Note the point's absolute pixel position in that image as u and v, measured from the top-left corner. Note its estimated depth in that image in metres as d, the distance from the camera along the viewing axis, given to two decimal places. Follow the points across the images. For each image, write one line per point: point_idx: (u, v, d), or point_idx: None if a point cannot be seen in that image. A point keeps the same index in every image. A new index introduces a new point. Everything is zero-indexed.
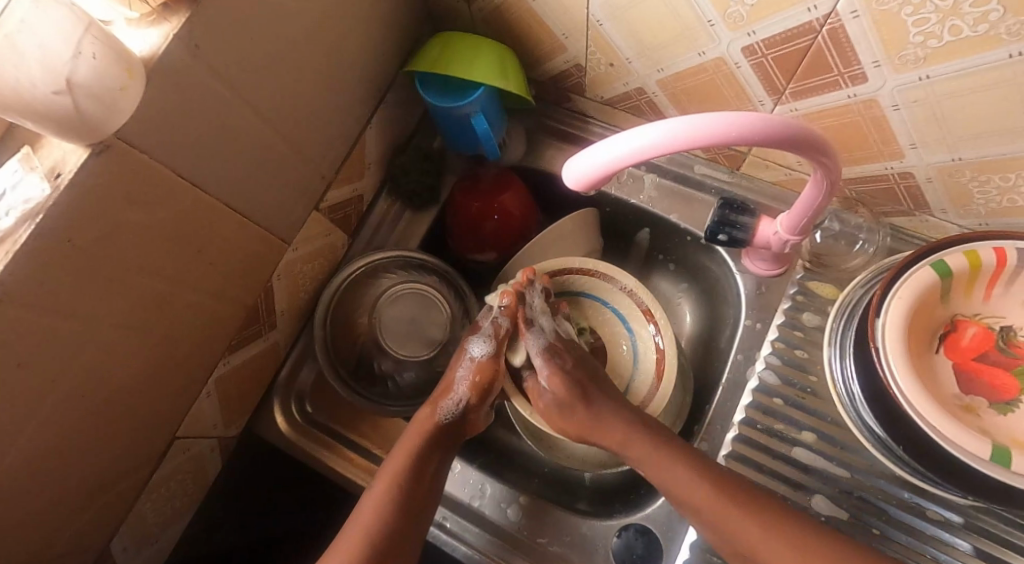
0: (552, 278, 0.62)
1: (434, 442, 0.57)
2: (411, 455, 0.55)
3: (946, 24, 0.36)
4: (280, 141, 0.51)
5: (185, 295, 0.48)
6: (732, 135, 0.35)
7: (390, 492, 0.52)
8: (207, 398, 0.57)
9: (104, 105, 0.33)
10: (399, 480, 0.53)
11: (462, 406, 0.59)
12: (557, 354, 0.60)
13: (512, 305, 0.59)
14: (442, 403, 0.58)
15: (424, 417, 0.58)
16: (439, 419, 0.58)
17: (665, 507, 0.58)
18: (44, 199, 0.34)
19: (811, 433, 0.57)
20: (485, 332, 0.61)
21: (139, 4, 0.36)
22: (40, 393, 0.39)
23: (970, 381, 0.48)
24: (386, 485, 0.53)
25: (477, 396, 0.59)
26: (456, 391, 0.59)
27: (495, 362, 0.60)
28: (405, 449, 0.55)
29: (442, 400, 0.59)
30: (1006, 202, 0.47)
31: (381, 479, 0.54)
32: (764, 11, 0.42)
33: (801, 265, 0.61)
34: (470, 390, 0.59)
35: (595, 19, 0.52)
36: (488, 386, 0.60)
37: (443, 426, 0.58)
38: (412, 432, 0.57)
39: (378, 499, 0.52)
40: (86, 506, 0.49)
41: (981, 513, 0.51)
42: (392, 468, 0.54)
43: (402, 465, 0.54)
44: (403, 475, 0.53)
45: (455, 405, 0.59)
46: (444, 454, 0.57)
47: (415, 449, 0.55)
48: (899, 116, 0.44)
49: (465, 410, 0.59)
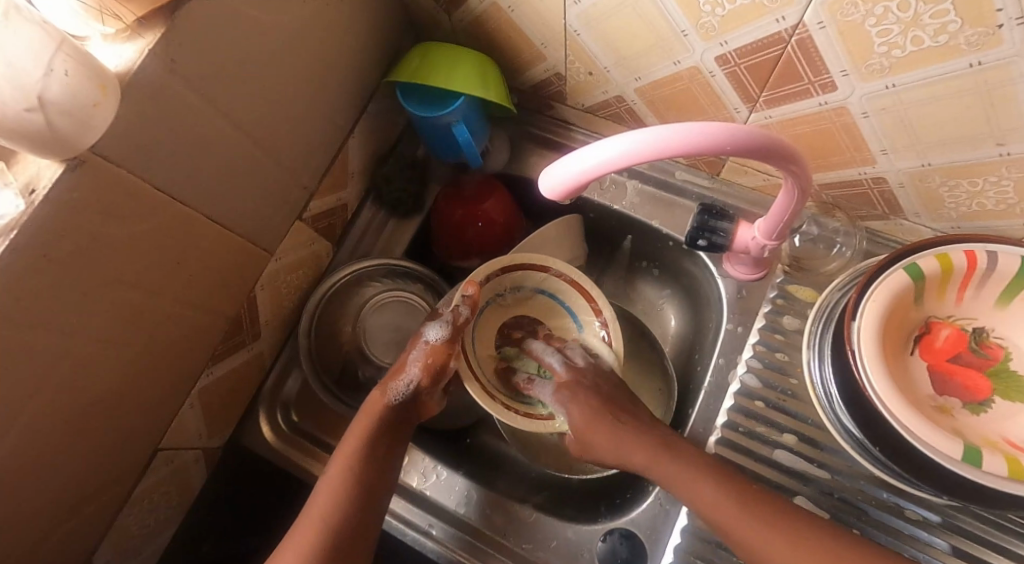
0: (507, 273, 0.60)
1: (387, 426, 0.56)
2: (364, 438, 0.54)
3: (909, 34, 0.37)
4: (260, 152, 0.51)
5: (165, 307, 0.48)
6: (700, 141, 0.36)
7: (343, 473, 0.53)
8: (190, 410, 0.56)
9: (78, 122, 0.33)
10: (353, 465, 0.53)
11: (413, 387, 0.57)
12: (569, 389, 0.57)
13: (476, 297, 0.57)
14: (392, 385, 0.57)
15: (376, 400, 0.57)
16: (390, 400, 0.56)
17: (650, 512, 0.59)
18: (18, 215, 0.34)
19: (792, 435, 0.57)
20: (442, 318, 0.57)
21: (113, 20, 0.36)
22: (18, 408, 0.39)
23: (944, 382, 0.48)
24: (339, 470, 0.53)
25: (430, 377, 0.57)
26: (407, 372, 0.57)
27: (450, 346, 0.57)
28: (360, 430, 0.55)
29: (393, 381, 0.57)
30: (975, 206, 0.48)
31: (336, 463, 0.53)
32: (734, 22, 0.43)
33: (781, 269, 0.62)
34: (421, 371, 0.57)
35: (572, 29, 0.53)
36: (443, 368, 0.57)
37: (394, 408, 0.56)
38: (365, 413, 0.56)
39: (335, 482, 0.52)
40: (65, 520, 0.49)
41: (959, 513, 0.52)
42: (347, 452, 0.54)
43: (355, 451, 0.54)
44: (355, 459, 0.53)
45: (407, 386, 0.57)
46: (397, 436, 0.56)
47: (367, 433, 0.55)
48: (869, 123, 0.45)
49: (417, 391, 0.57)
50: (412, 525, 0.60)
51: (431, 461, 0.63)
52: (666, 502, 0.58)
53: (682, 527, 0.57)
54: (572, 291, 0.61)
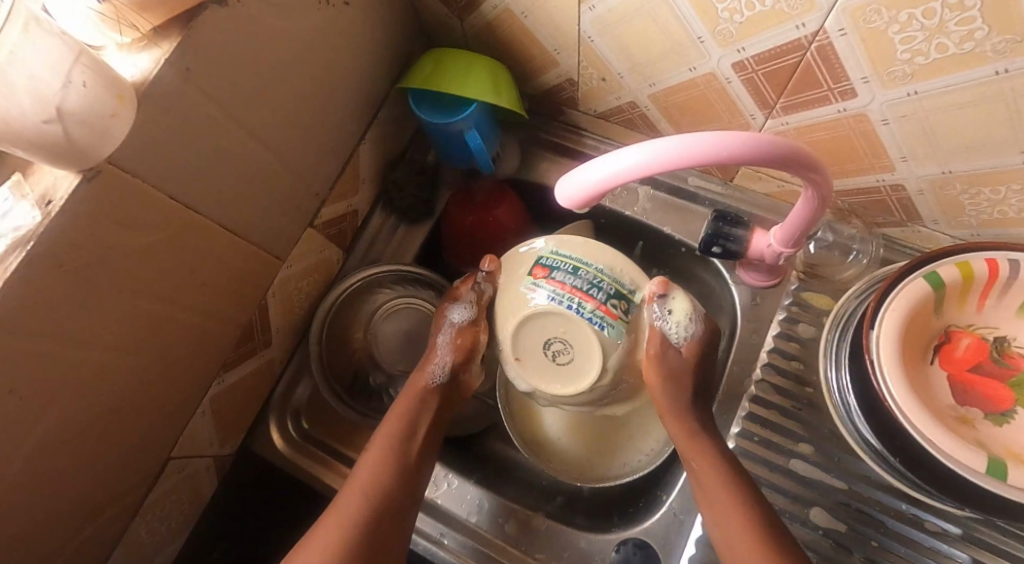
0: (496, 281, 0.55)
1: (425, 408, 0.58)
2: (403, 420, 0.56)
3: (933, 41, 0.36)
4: (273, 160, 0.51)
5: (178, 316, 0.48)
6: (724, 153, 0.35)
7: (382, 458, 0.53)
8: (202, 418, 0.56)
9: (95, 133, 0.33)
10: (391, 446, 0.54)
11: (449, 369, 0.60)
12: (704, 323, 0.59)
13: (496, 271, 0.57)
14: (428, 369, 0.59)
15: (416, 385, 0.59)
16: (429, 383, 0.59)
17: (663, 522, 0.58)
18: (35, 227, 0.34)
19: (808, 445, 0.56)
20: (465, 300, 0.59)
21: (129, 30, 0.36)
22: (32, 420, 0.39)
23: (965, 392, 0.48)
24: (380, 447, 0.54)
25: (458, 357, 0.60)
26: (441, 355, 0.60)
27: (476, 327, 0.60)
28: (396, 416, 0.56)
29: (429, 364, 0.60)
30: (997, 213, 0.47)
31: (376, 441, 0.55)
32: (752, 28, 0.42)
33: (796, 276, 0.61)
34: (451, 351, 0.60)
35: (587, 35, 0.52)
36: (466, 351, 0.60)
37: (432, 390, 0.59)
38: (405, 398, 0.58)
39: (375, 456, 0.53)
40: (78, 529, 0.49)
41: (978, 524, 0.51)
42: (382, 437, 0.55)
43: (395, 430, 0.55)
44: (393, 441, 0.54)
45: (441, 369, 0.59)
46: (435, 422, 0.58)
47: (406, 415, 0.56)
48: (889, 129, 0.44)
49: (453, 372, 0.60)
50: (424, 534, 0.60)
51: (442, 469, 0.63)
52: (680, 512, 0.58)
53: (697, 538, 0.56)
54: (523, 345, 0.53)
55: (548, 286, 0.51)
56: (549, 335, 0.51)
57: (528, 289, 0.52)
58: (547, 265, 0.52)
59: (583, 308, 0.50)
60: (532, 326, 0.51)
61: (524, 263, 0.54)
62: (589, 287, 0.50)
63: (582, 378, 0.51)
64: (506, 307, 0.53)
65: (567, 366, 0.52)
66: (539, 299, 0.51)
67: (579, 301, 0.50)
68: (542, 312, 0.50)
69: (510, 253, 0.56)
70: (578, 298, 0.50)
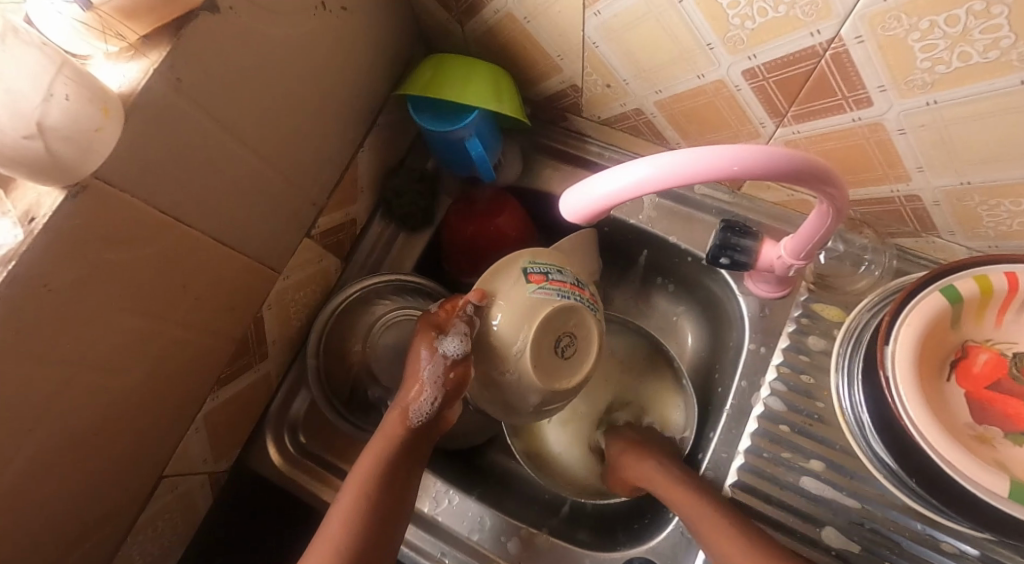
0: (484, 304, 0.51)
1: (404, 449, 0.53)
2: (379, 464, 0.51)
3: (955, 49, 0.35)
4: (268, 170, 0.50)
5: (170, 332, 0.46)
6: (738, 168, 0.34)
7: (360, 502, 0.49)
8: (196, 434, 0.55)
9: (79, 147, 0.32)
10: (369, 487, 0.50)
11: (435, 407, 0.53)
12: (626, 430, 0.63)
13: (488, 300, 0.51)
14: (413, 405, 0.53)
15: (394, 421, 0.53)
16: (411, 421, 0.53)
17: (670, 540, 0.56)
18: (16, 245, 0.32)
19: (819, 462, 0.55)
20: (460, 332, 0.51)
21: (116, 39, 0.35)
22: (15, 444, 0.38)
23: (983, 410, 0.46)
24: (353, 497, 0.49)
25: (446, 394, 0.53)
26: (427, 392, 0.53)
27: (467, 362, 0.52)
28: (376, 453, 0.51)
29: (414, 401, 0.53)
30: (1016, 225, 0.45)
31: (349, 489, 0.50)
32: (764, 35, 0.41)
33: (805, 287, 0.60)
34: (439, 390, 0.52)
35: (591, 41, 0.51)
36: (456, 387, 0.53)
37: (412, 429, 0.53)
38: (382, 437, 0.53)
39: (347, 508, 0.48)
40: (67, 551, 0.47)
41: (997, 546, 0.48)
42: (361, 476, 0.50)
43: (371, 476, 0.50)
44: (371, 483, 0.50)
45: (427, 405, 0.53)
46: (413, 462, 0.53)
47: (383, 458, 0.51)
48: (906, 139, 0.43)
49: (439, 408, 0.54)
50: (424, 553, 0.58)
51: (443, 485, 0.61)
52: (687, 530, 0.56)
53: (705, 557, 0.54)
54: (542, 356, 0.49)
55: (552, 286, 0.50)
56: (560, 333, 0.50)
57: (535, 292, 0.49)
58: (538, 271, 0.51)
59: (584, 299, 0.52)
60: (547, 328, 0.49)
61: (512, 275, 0.51)
62: (578, 282, 0.53)
63: (585, 369, 0.52)
64: (511, 315, 0.49)
65: (573, 358, 0.52)
66: (548, 298, 0.49)
67: (577, 295, 0.52)
68: (557, 308, 0.49)
69: (491, 272, 0.52)
70: (578, 292, 0.52)
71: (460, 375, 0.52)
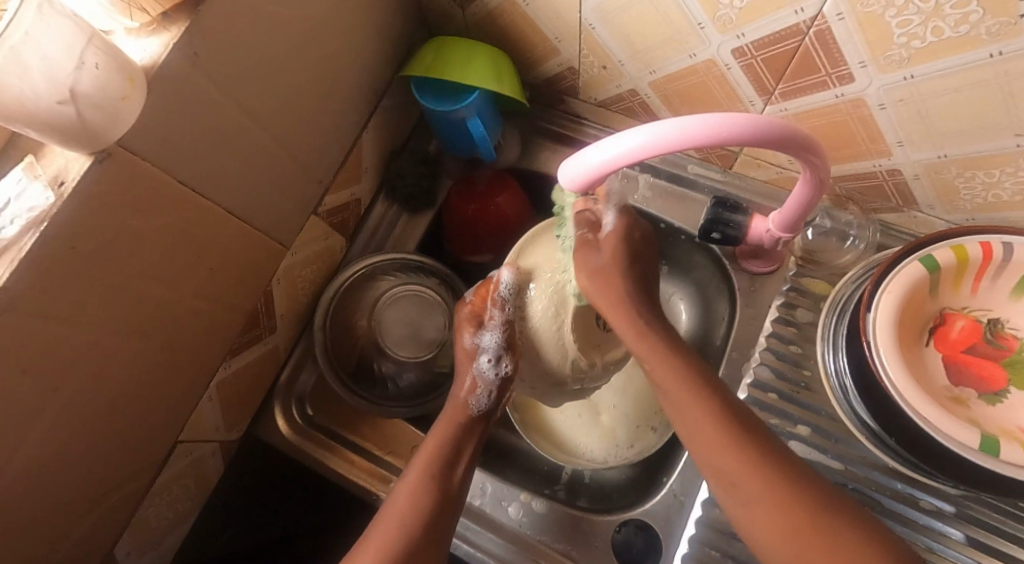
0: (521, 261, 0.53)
1: (465, 434, 0.54)
2: (441, 449, 0.52)
3: (929, 25, 0.37)
4: (278, 146, 0.52)
5: (186, 301, 0.48)
6: (706, 137, 0.36)
7: (424, 478, 0.49)
8: (208, 402, 0.57)
9: (106, 114, 0.34)
10: (433, 464, 0.50)
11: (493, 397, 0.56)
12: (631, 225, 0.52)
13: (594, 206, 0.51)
14: (470, 397, 0.56)
15: (455, 410, 0.55)
16: (471, 411, 0.55)
17: (664, 505, 0.58)
18: (48, 207, 0.34)
19: (805, 426, 0.57)
20: (492, 325, 0.54)
21: (138, 14, 0.37)
22: (45, 401, 0.40)
23: (959, 372, 0.49)
24: (420, 472, 0.50)
25: (500, 386, 0.56)
26: (483, 384, 0.56)
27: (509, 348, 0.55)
28: (437, 436, 0.53)
29: (473, 392, 0.56)
30: (991, 197, 0.48)
31: (414, 467, 0.51)
32: (751, 14, 0.43)
33: (794, 262, 0.62)
34: (492, 384, 0.56)
35: (588, 22, 0.53)
36: (508, 377, 0.56)
37: (472, 418, 0.55)
38: (445, 421, 0.54)
39: (412, 484, 0.49)
40: (90, 509, 0.49)
41: (972, 502, 0.52)
42: (425, 455, 0.51)
43: (434, 456, 0.51)
44: (434, 461, 0.51)
45: (484, 397, 0.56)
46: (474, 448, 0.54)
47: (447, 440, 0.53)
48: (886, 114, 0.45)
49: (495, 398, 0.56)
50: None
51: None
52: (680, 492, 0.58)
53: (696, 519, 0.56)
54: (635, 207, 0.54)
55: None
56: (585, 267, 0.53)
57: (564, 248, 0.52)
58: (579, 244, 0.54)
59: None
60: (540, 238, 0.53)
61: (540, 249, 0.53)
62: None
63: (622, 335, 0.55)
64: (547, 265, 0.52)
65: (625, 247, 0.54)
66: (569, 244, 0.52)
67: None
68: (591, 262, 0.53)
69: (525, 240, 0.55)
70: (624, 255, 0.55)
71: (508, 363, 0.55)
